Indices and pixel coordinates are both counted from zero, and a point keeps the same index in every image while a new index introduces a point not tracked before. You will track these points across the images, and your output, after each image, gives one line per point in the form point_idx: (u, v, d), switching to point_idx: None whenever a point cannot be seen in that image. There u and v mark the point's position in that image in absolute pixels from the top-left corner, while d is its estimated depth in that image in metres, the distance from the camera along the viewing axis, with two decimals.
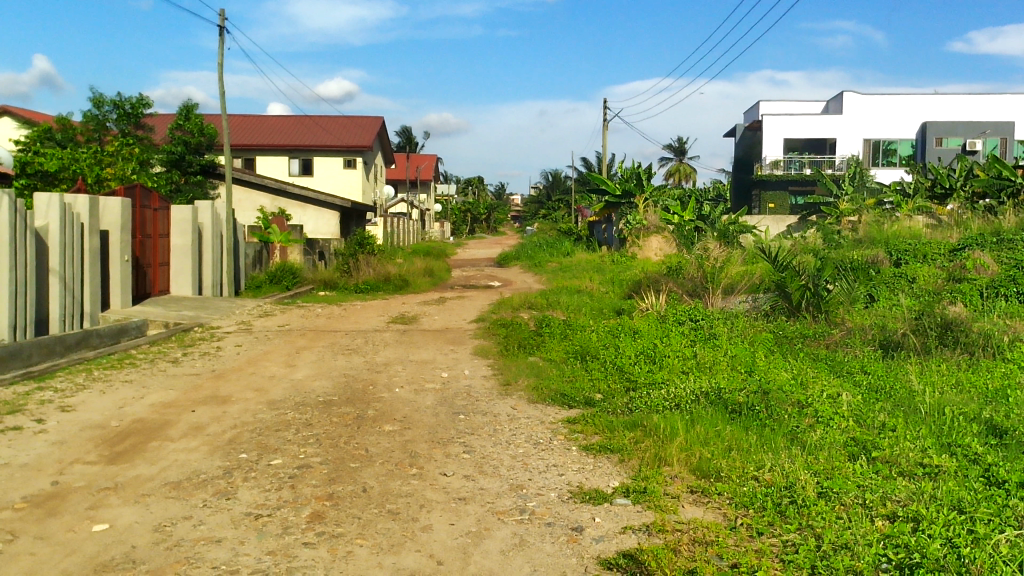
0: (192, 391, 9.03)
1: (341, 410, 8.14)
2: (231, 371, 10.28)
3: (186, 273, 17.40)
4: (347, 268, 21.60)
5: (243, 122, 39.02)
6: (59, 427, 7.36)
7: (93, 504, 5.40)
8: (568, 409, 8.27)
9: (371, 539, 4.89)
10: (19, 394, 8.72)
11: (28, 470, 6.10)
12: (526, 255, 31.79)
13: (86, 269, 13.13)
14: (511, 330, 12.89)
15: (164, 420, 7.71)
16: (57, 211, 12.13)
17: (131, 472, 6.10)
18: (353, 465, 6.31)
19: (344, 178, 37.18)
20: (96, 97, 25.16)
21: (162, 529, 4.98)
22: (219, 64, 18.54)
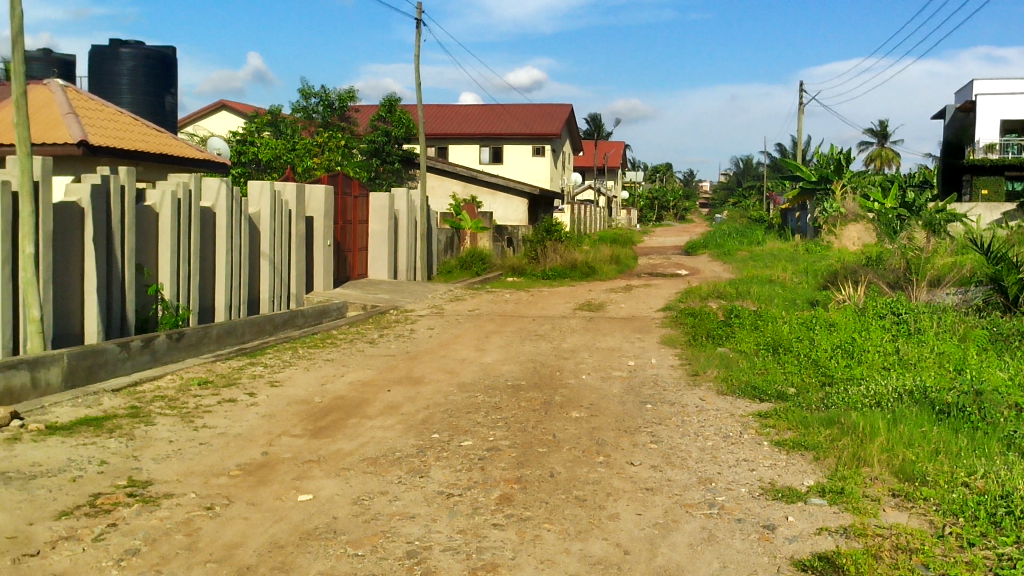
0: (388, 372, 9.42)
1: (529, 395, 8.25)
2: (424, 353, 10.66)
3: (384, 257, 18.17)
4: (535, 254, 21.86)
5: (438, 112, 40.30)
6: (269, 401, 7.87)
7: (299, 475, 5.74)
8: (759, 403, 8.02)
9: (559, 524, 4.93)
10: (234, 368, 9.40)
11: (242, 440, 6.56)
12: (715, 244, 31.07)
13: (293, 253, 13.93)
14: (700, 319, 12.65)
15: (363, 398, 8.09)
16: (268, 198, 12.92)
17: (333, 446, 6.44)
18: (541, 450, 6.38)
19: (533, 165, 37.68)
20: (304, 89, 26.68)
21: (361, 502, 5.22)
22: (416, 55, 19.25)
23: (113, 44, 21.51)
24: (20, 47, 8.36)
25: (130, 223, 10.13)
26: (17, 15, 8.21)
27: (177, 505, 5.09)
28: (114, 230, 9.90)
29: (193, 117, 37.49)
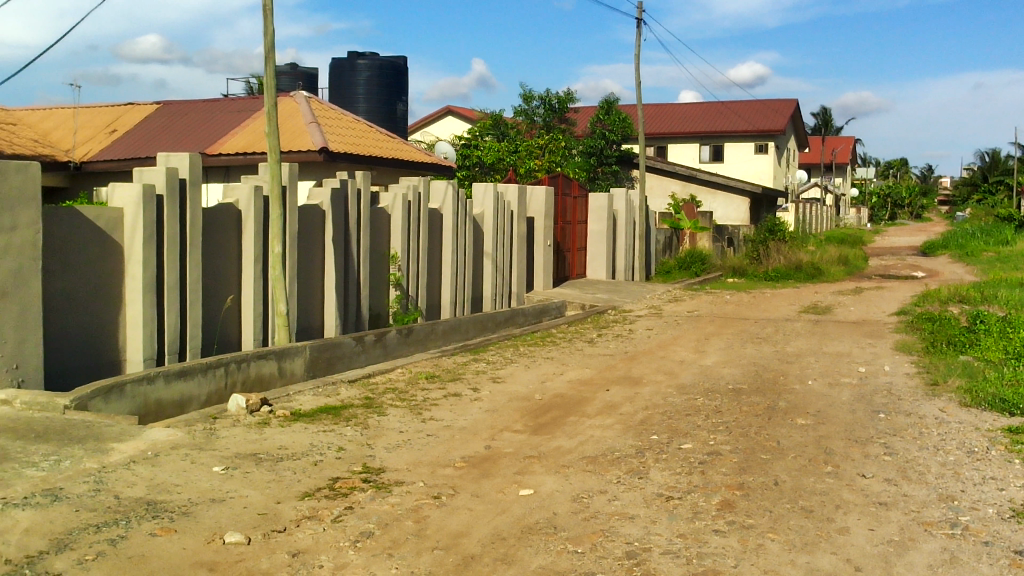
0: (607, 371, 9.45)
1: (751, 399, 8.02)
2: (643, 354, 10.61)
3: (602, 257, 18.27)
4: (757, 255, 21.23)
5: (658, 111, 40.01)
6: (492, 397, 8.11)
7: (521, 469, 5.87)
8: (1008, 417, 7.38)
9: (784, 535, 4.76)
10: (459, 364, 9.75)
11: (467, 433, 6.80)
12: (956, 244, 28.90)
13: (515, 253, 14.27)
14: (940, 324, 11.81)
15: (582, 396, 8.16)
16: (492, 199, 13.32)
17: (553, 443, 6.54)
18: (765, 456, 6.18)
19: (755, 163, 36.60)
20: (526, 93, 27.32)
21: (581, 500, 5.26)
22: (637, 55, 19.22)
23: (350, 56, 23.02)
24: (272, 62, 9.08)
25: (365, 224, 10.75)
26: (270, 33, 8.93)
27: (407, 492, 5.35)
28: (350, 231, 10.53)
29: (422, 122, 39.27)
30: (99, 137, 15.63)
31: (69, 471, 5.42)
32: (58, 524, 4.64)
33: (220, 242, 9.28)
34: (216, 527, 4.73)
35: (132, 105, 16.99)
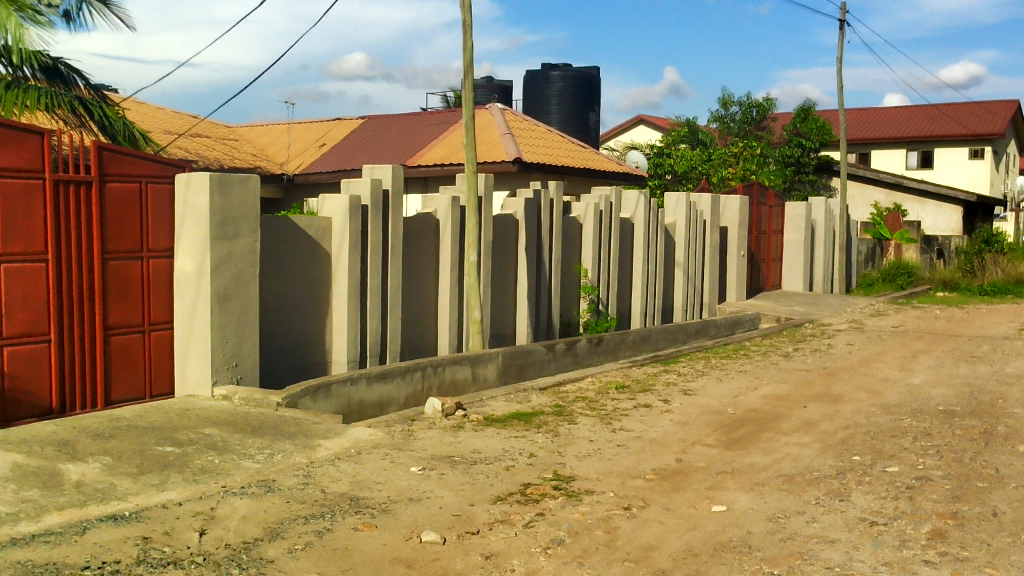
0: (804, 387, 9.09)
1: (965, 422, 7.49)
2: (843, 370, 10.14)
3: (799, 268, 17.63)
4: (971, 268, 19.99)
5: (861, 116, 38.19)
6: (683, 409, 7.98)
7: (713, 485, 5.74)
8: None
9: (1003, 571, 4.40)
10: (650, 375, 9.67)
11: (657, 445, 6.72)
12: None
13: (707, 263, 14.00)
14: None
15: (777, 412, 7.89)
16: (684, 208, 13.16)
17: (747, 459, 6.36)
18: (981, 485, 5.75)
19: (969, 169, 34.26)
20: (723, 99, 26.81)
21: (777, 520, 5.09)
22: (840, 58, 18.46)
23: (544, 68, 23.43)
24: (471, 76, 9.35)
25: (557, 233, 10.87)
26: (469, 48, 9.21)
27: (597, 502, 5.35)
28: (542, 240, 10.68)
29: (614, 132, 39.33)
30: (310, 151, 16.63)
31: (281, 464, 5.79)
32: (271, 514, 4.97)
33: (419, 251, 9.64)
34: (413, 525, 4.91)
35: (339, 120, 17.97)
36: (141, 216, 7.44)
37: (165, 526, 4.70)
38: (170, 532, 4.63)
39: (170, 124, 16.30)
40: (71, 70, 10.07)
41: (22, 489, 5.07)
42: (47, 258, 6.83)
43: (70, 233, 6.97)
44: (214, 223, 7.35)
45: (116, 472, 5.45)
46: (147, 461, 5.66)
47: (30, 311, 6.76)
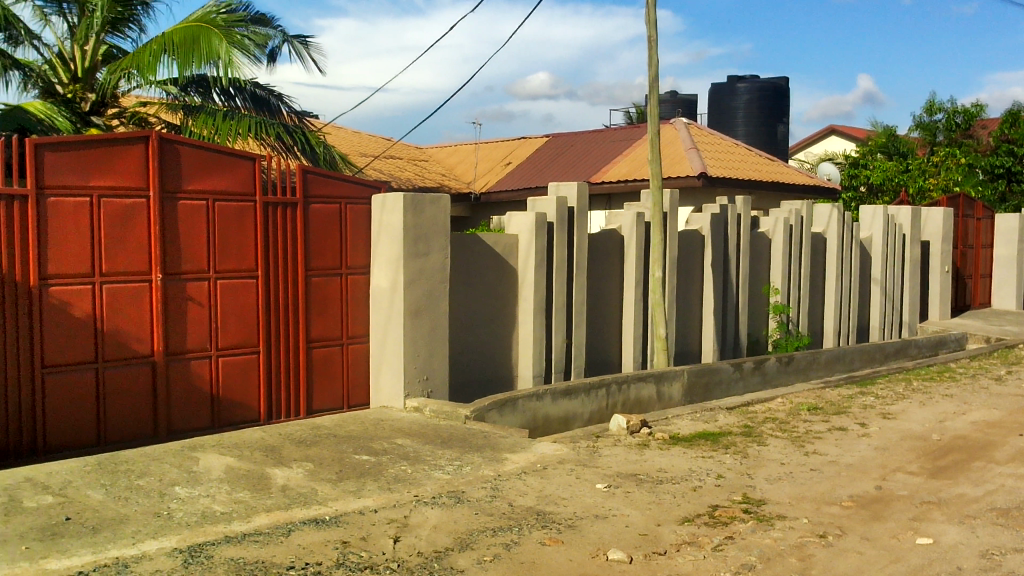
0: (1020, 413, 8.41)
1: None
2: None
3: (1011, 284, 16.38)
4: None
5: None
6: (882, 434, 7.57)
7: (918, 516, 5.40)
8: None
9: None
10: (845, 397, 9.23)
11: (855, 471, 6.41)
12: None
13: (907, 280, 13.26)
14: None
15: (989, 440, 7.34)
16: (881, 222, 12.54)
17: (955, 490, 5.94)
18: None
19: None
20: (927, 106, 25.42)
21: (991, 557, 4.72)
22: None
23: (731, 80, 23.00)
24: (656, 91, 9.30)
25: (745, 249, 10.60)
26: (655, 63, 9.16)
27: (790, 528, 5.15)
28: (730, 255, 10.44)
29: (804, 143, 38.05)
30: (496, 170, 17.02)
31: (470, 476, 5.93)
32: (461, 525, 5.09)
33: (604, 267, 9.65)
34: (600, 542, 4.89)
35: (525, 139, 18.30)
36: (342, 235, 7.86)
37: (362, 531, 4.91)
38: (366, 537, 4.83)
39: (367, 147, 17.14)
40: (278, 99, 10.73)
41: (235, 490, 5.45)
42: (258, 274, 7.33)
43: (279, 250, 7.46)
44: (408, 241, 7.66)
45: (317, 478, 5.75)
46: (345, 469, 5.94)
47: (243, 324, 7.27)
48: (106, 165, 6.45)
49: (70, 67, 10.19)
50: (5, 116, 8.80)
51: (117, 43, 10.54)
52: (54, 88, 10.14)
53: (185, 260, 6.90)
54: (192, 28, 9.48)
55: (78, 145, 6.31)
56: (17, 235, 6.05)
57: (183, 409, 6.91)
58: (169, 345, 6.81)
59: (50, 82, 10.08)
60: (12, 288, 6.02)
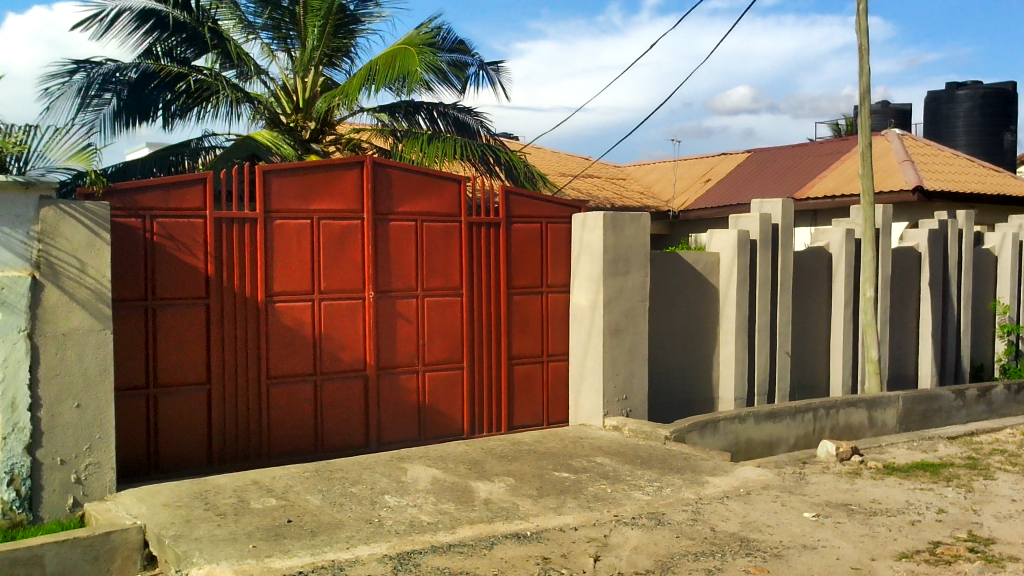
0: None
1: None
2: None
3: None
4: None
5: None
6: None
7: None
8: None
9: None
10: None
11: None
12: None
13: None
14: None
15: None
16: None
17: None
18: None
19: None
20: None
21: None
22: None
23: (949, 88, 21.64)
24: (867, 102, 8.87)
25: (968, 267, 9.90)
26: (865, 72, 8.75)
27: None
28: (950, 274, 9.78)
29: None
30: (695, 187, 16.77)
31: (671, 498, 5.84)
32: (661, 547, 5.02)
33: (810, 286, 9.29)
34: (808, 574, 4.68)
35: (726, 154, 17.94)
36: (542, 253, 7.99)
37: (562, 548, 4.94)
38: (567, 555, 4.85)
39: (566, 166, 17.35)
40: (478, 123, 11.08)
41: (440, 501, 5.62)
42: (462, 292, 7.56)
43: (482, 270, 7.67)
44: (607, 260, 7.69)
45: (519, 493, 5.84)
46: (545, 485, 6.01)
47: (448, 340, 7.52)
48: (325, 189, 6.86)
49: (293, 98, 10.99)
50: (238, 144, 9.60)
51: (332, 74, 11.19)
52: (280, 117, 10.96)
53: (395, 278, 7.22)
54: (396, 50, 9.93)
55: (301, 170, 6.75)
56: (247, 255, 6.53)
57: (393, 421, 7.22)
58: (380, 359, 7.15)
59: (275, 113, 10.92)
60: (244, 304, 6.53)
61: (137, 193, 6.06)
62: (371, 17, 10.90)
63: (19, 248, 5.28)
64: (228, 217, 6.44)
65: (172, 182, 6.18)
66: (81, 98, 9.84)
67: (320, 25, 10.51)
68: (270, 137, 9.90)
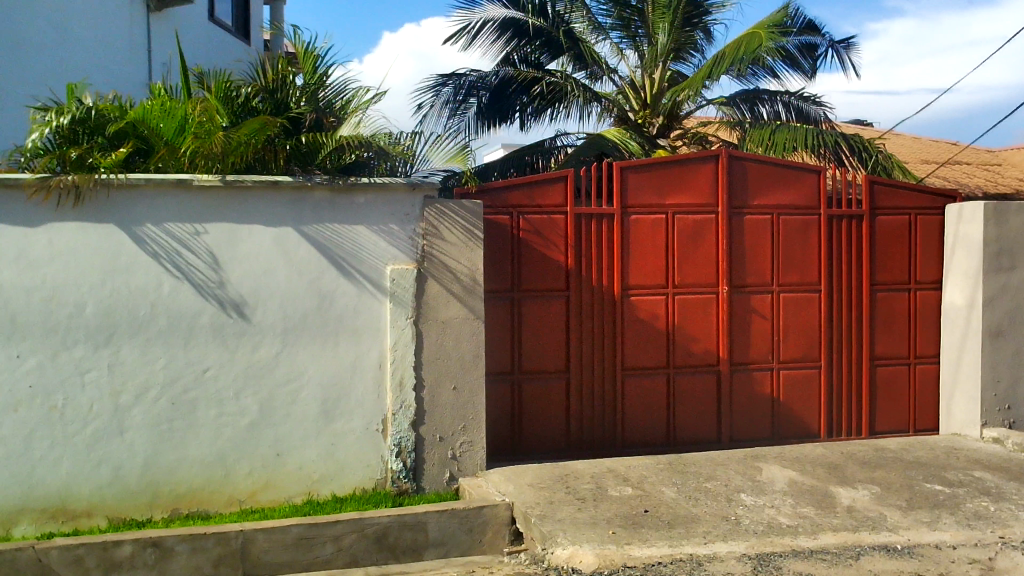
0: None
1: None
2: None
3: None
4: None
5: None
6: None
7: None
8: None
9: None
10: None
11: None
12: None
13: None
14: None
15: None
16: None
17: None
18: None
19: None
20: None
21: None
22: None
23: None
24: None
25: None
26: None
27: None
28: None
29: None
30: None
31: None
32: None
33: None
34: None
35: None
36: (910, 247, 7.43)
37: (939, 568, 4.57)
38: None
39: (930, 153, 16.00)
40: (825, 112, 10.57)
41: (800, 505, 5.43)
42: (821, 288, 7.23)
43: (843, 265, 7.29)
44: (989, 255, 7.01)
45: (886, 503, 5.48)
46: (916, 497, 5.58)
47: (805, 338, 7.23)
48: (679, 183, 6.89)
49: (641, 94, 11.14)
50: (588, 142, 9.96)
51: (679, 68, 11.21)
52: (628, 114, 11.15)
53: (750, 273, 7.08)
54: (744, 35, 9.60)
55: (656, 166, 6.83)
56: (604, 250, 6.72)
57: (745, 418, 7.09)
58: (733, 355, 7.04)
59: (623, 110, 11.13)
60: (600, 297, 6.72)
61: (506, 190, 6.46)
62: (717, 6, 10.71)
63: (408, 244, 5.83)
64: (588, 212, 6.67)
65: (537, 180, 6.52)
66: (451, 104, 10.69)
67: (669, 18, 10.41)
68: (619, 133, 10.13)
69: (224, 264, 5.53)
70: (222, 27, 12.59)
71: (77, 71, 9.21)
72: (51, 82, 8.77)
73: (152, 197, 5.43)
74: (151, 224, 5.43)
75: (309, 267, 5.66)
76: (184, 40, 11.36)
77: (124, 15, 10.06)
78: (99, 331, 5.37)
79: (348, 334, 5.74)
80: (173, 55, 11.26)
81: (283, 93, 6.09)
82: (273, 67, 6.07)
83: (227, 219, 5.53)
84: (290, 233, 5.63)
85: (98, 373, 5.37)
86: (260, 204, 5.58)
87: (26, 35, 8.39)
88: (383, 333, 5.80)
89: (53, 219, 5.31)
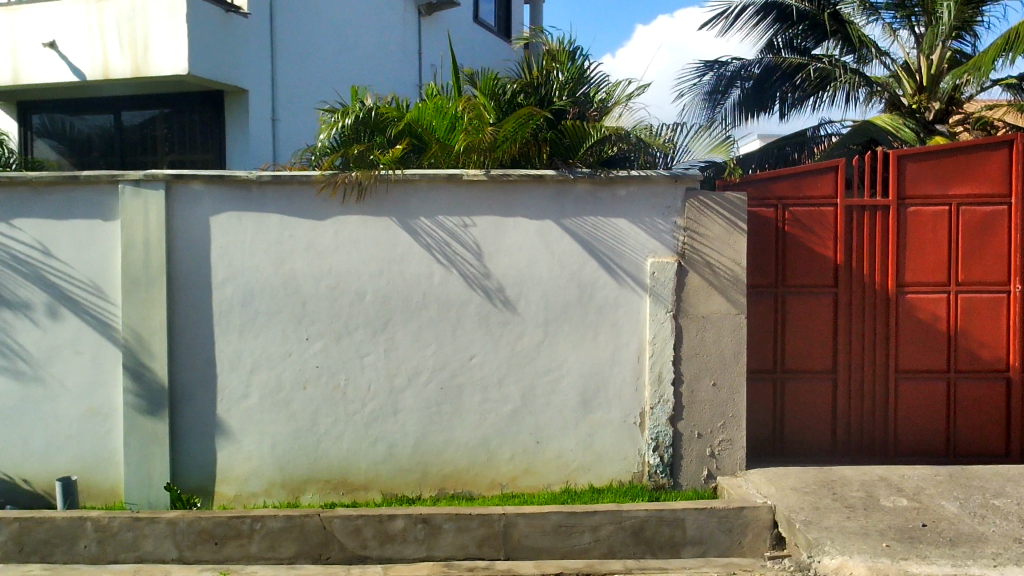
0: None
1: None
2: None
3: None
4: None
5: None
6: None
7: None
8: None
9: None
10: None
11: None
12: None
13: None
14: None
15: None
16: None
17: None
18: None
19: None
20: None
21: None
22: None
23: None
24: None
25: None
26: None
27: None
28: None
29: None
30: None
31: None
32: None
33: None
34: None
35: None
36: None
37: None
38: None
39: None
40: None
41: None
42: None
43: None
44: None
45: None
46: None
47: None
48: (965, 172, 6.34)
49: (916, 78, 10.34)
50: (855, 129, 9.40)
51: (960, 47, 10.24)
52: (900, 99, 10.47)
53: None
54: None
55: (938, 153, 6.32)
56: (878, 244, 6.30)
57: None
58: None
59: (896, 95, 10.48)
60: (873, 294, 6.31)
61: (772, 181, 6.23)
62: None
63: (669, 236, 5.73)
64: (860, 203, 6.28)
65: (805, 170, 6.23)
66: (716, 95, 10.65)
67: None
68: (892, 120, 9.42)
69: (490, 256, 5.73)
70: (486, 27, 13.02)
71: (357, 75, 9.89)
72: (335, 86, 9.48)
73: (425, 191, 5.72)
74: (424, 217, 5.72)
75: (570, 259, 5.73)
76: (456, 41, 11.99)
77: (399, 20, 10.69)
78: (377, 318, 5.74)
79: (607, 326, 5.76)
80: (446, 55, 11.90)
81: (547, 88, 6.18)
82: (538, 64, 6.20)
83: (493, 212, 5.72)
84: (553, 225, 5.73)
85: (375, 357, 5.75)
86: (525, 196, 5.72)
87: (313, 44, 9.10)
88: (643, 326, 5.76)
89: (338, 212, 5.72)
